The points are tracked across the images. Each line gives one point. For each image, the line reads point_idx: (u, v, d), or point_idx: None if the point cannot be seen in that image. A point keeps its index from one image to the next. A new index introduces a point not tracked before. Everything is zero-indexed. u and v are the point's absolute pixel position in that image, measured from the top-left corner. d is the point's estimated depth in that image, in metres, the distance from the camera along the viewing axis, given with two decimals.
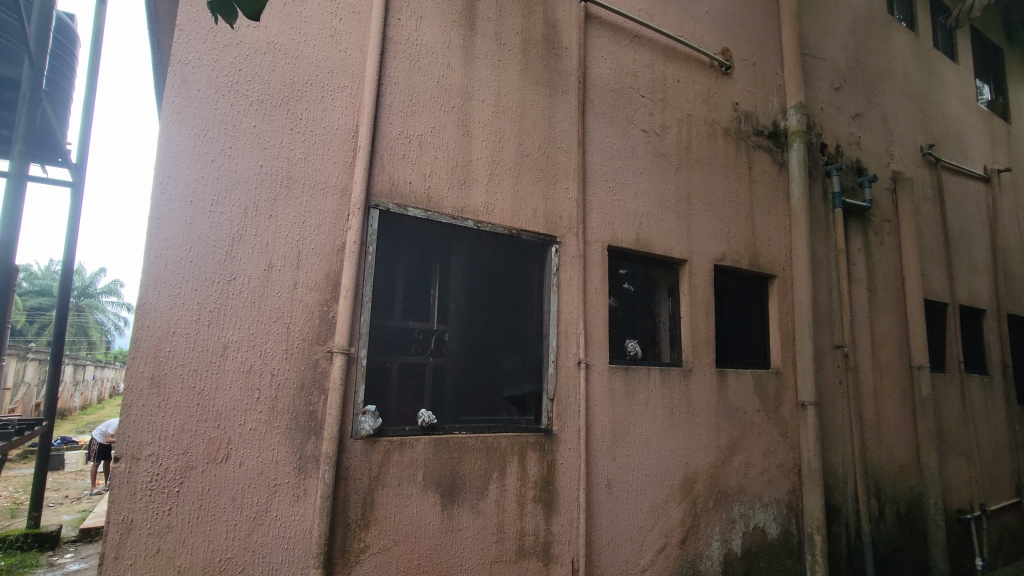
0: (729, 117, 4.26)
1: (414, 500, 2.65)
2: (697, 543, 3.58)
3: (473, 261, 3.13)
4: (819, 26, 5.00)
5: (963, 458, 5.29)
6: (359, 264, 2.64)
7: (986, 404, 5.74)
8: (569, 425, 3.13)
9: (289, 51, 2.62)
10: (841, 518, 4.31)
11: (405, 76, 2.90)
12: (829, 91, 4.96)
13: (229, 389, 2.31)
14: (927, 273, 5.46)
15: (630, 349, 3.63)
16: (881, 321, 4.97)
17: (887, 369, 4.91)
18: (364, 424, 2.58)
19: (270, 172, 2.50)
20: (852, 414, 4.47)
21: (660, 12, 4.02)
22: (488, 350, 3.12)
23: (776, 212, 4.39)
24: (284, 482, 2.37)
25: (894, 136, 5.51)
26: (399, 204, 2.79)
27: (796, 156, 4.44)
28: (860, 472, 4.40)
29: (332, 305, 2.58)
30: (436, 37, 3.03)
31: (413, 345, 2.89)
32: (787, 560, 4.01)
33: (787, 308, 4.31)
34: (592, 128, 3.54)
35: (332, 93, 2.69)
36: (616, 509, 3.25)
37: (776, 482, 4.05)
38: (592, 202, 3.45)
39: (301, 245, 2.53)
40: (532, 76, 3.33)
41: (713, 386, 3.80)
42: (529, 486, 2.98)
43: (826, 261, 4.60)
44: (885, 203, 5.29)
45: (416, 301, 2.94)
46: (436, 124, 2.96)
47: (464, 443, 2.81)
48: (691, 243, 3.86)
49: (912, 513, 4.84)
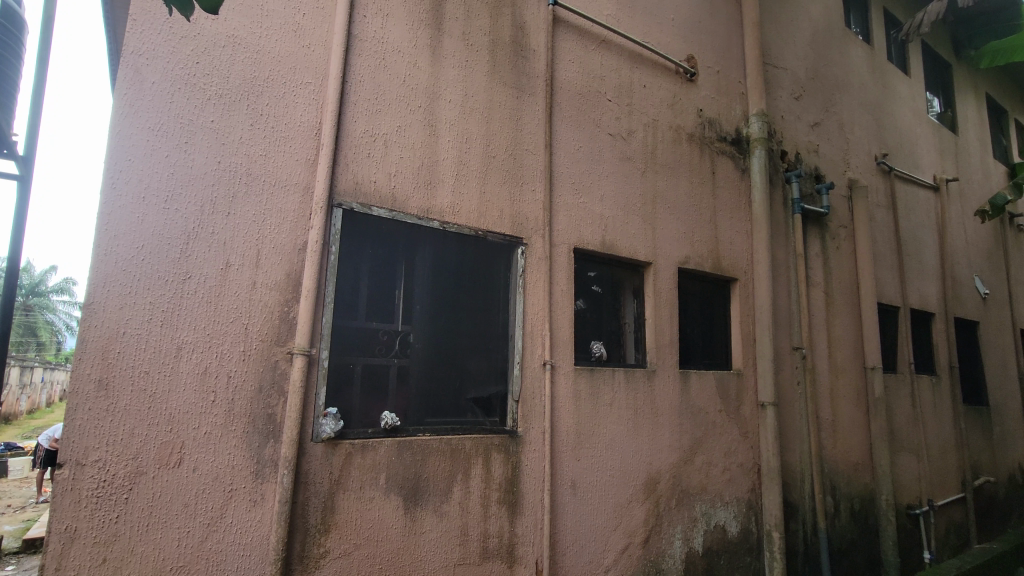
0: (694, 123, 4.35)
1: (376, 504, 2.61)
2: (659, 542, 3.63)
3: (439, 262, 3.10)
4: (780, 37, 5.15)
5: (913, 456, 5.52)
6: (320, 264, 2.60)
7: (935, 403, 6.00)
8: (534, 426, 3.14)
9: (250, 45, 2.55)
10: (798, 515, 4.44)
11: (370, 75, 2.87)
12: (789, 100, 5.11)
13: (183, 392, 2.24)
14: (881, 277, 5.68)
15: (595, 351, 3.66)
16: (837, 323, 5.14)
17: (842, 370, 5.08)
18: (325, 427, 2.54)
19: (229, 169, 2.44)
20: (809, 414, 4.62)
21: (627, 18, 4.07)
22: (454, 352, 3.10)
23: (738, 217, 4.49)
24: (241, 487, 2.31)
25: (851, 146, 5.71)
26: (363, 204, 2.75)
27: (758, 163, 4.55)
28: (816, 469, 4.54)
29: (293, 306, 2.53)
30: (402, 35, 3.00)
31: (377, 347, 2.85)
32: (746, 556, 4.10)
33: (748, 311, 4.42)
34: (559, 131, 3.56)
35: (295, 89, 2.64)
36: (580, 510, 3.27)
37: (736, 481, 4.14)
38: (559, 204, 3.47)
39: (261, 244, 2.47)
40: (500, 78, 3.33)
41: (676, 387, 3.86)
42: (493, 488, 2.97)
43: (786, 265, 4.74)
44: (842, 210, 5.48)
45: (380, 302, 2.89)
46: (402, 124, 2.93)
47: (428, 445, 2.79)
48: (656, 246, 3.92)
49: (865, 510, 5.02)
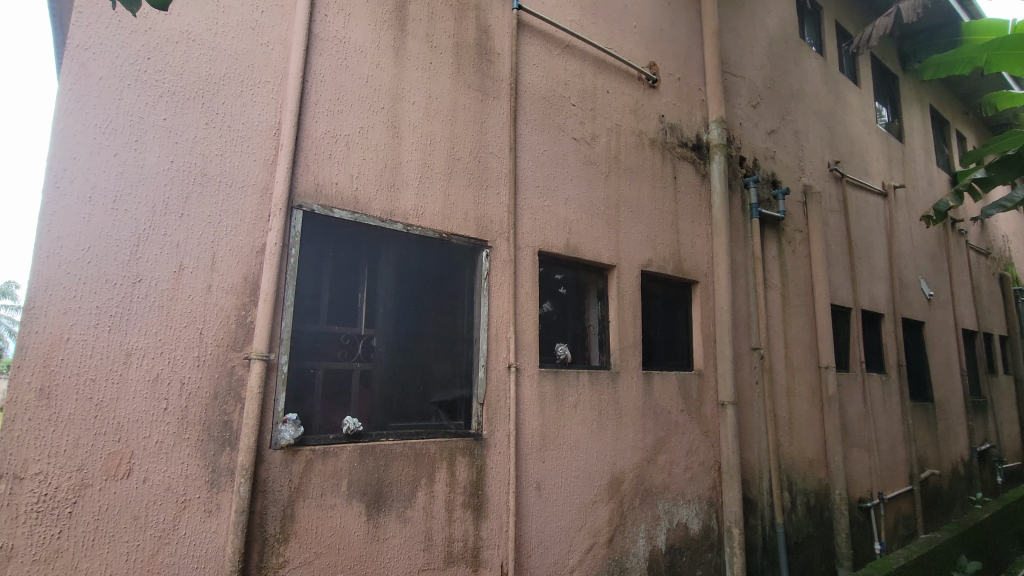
0: (656, 129, 4.43)
1: (338, 511, 2.56)
2: (624, 541, 3.67)
3: (403, 265, 3.06)
4: (738, 46, 5.30)
5: (864, 451, 5.75)
6: (279, 267, 2.54)
7: (885, 400, 6.26)
8: (499, 429, 3.15)
9: (205, 42, 2.48)
10: (757, 511, 4.56)
11: (332, 75, 2.83)
12: (747, 108, 5.26)
13: (132, 400, 2.15)
14: (834, 279, 5.90)
15: (560, 353, 3.68)
16: (794, 323, 5.32)
17: (798, 369, 5.25)
18: (285, 433, 2.49)
19: (183, 168, 2.36)
20: (767, 411, 4.76)
21: (591, 23, 4.12)
22: (418, 356, 3.08)
23: (699, 220, 4.60)
24: (195, 497, 2.24)
25: (806, 152, 5.92)
26: (324, 205, 2.70)
27: (717, 168, 4.67)
28: (773, 465, 4.69)
29: (250, 310, 2.47)
30: (365, 35, 2.97)
31: (340, 350, 2.80)
32: (707, 553, 4.20)
33: (709, 312, 4.52)
34: (523, 134, 3.58)
35: (253, 88, 2.58)
36: (545, 511, 3.28)
37: (698, 479, 4.23)
38: (524, 207, 3.49)
39: (216, 246, 2.40)
40: (464, 80, 3.33)
41: (639, 388, 3.92)
42: (458, 491, 2.97)
43: (744, 268, 4.87)
44: (797, 214, 5.67)
45: (342, 305, 2.84)
46: (365, 125, 2.90)
47: (392, 450, 2.76)
48: (619, 249, 3.97)
49: (820, 504, 5.20)
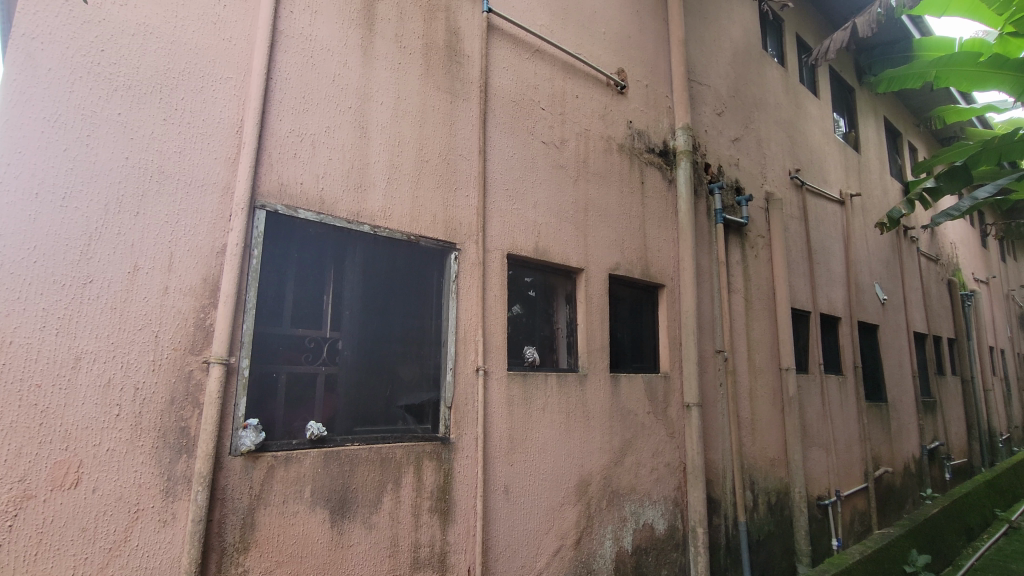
0: (624, 134, 4.49)
1: (301, 518, 2.51)
2: (591, 543, 3.70)
3: (370, 267, 3.01)
4: (704, 55, 5.43)
5: (822, 450, 5.93)
6: (241, 268, 2.48)
7: (842, 401, 6.48)
8: (466, 432, 3.14)
9: (164, 35, 2.40)
10: (721, 510, 4.66)
11: (298, 72, 2.77)
12: (712, 116, 5.39)
13: (82, 406, 2.06)
14: (794, 284, 6.08)
15: (528, 356, 3.68)
16: (756, 327, 5.46)
17: (760, 371, 5.39)
18: (245, 439, 2.42)
19: (138, 166, 2.27)
20: (730, 412, 4.86)
21: (560, 29, 4.15)
22: (385, 359, 3.03)
23: (666, 225, 4.68)
24: (149, 507, 2.15)
25: (768, 160, 6.09)
26: (289, 206, 2.65)
27: (683, 174, 4.76)
28: (736, 465, 4.79)
29: (210, 312, 2.40)
30: (332, 34, 2.92)
31: (304, 354, 2.74)
32: (672, 552, 4.26)
33: (675, 316, 4.60)
34: (493, 137, 3.57)
35: (214, 84, 2.51)
36: (512, 515, 3.28)
37: (664, 480, 4.29)
38: (493, 210, 3.49)
39: (174, 246, 2.33)
40: (433, 82, 3.31)
41: (606, 390, 3.96)
42: (425, 496, 2.94)
43: (709, 272, 4.98)
44: (760, 220, 5.82)
45: (307, 308, 2.77)
46: (332, 124, 2.85)
47: (357, 455, 2.72)
48: (587, 252, 4.01)
49: (781, 502, 5.34)
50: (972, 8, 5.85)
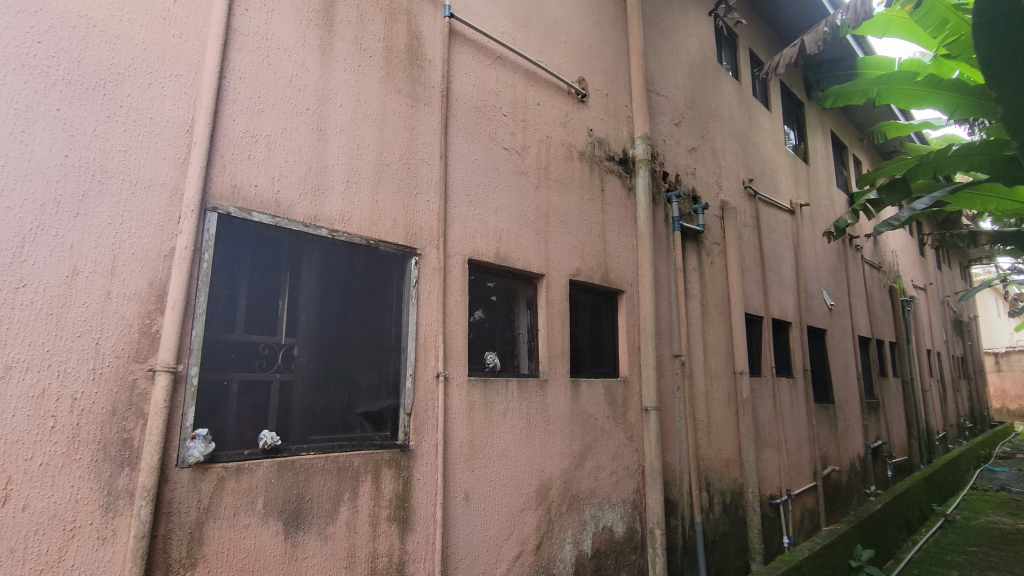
0: (585, 142, 4.56)
1: (252, 531, 2.42)
2: (551, 547, 3.71)
3: (328, 271, 2.94)
4: (662, 67, 5.57)
5: (774, 450, 6.14)
6: (190, 272, 2.40)
7: (792, 403, 6.73)
8: (426, 439, 3.12)
9: (108, 28, 2.30)
10: (678, 512, 4.75)
11: (252, 71, 2.70)
12: (669, 126, 5.53)
13: (11, 419, 1.93)
14: (747, 290, 6.29)
15: (489, 362, 3.67)
16: (711, 331, 5.62)
17: (715, 375, 5.54)
18: (193, 450, 2.33)
19: (79, 165, 2.17)
20: (687, 416, 4.98)
21: (522, 36, 4.19)
22: (343, 365, 2.97)
23: (625, 231, 4.76)
24: (86, 524, 2.04)
25: (723, 170, 6.28)
26: (242, 208, 2.59)
27: (642, 182, 4.86)
28: (692, 467, 4.90)
29: (156, 318, 2.31)
30: (289, 33, 2.86)
31: (258, 361, 2.66)
32: (631, 554, 4.32)
33: (633, 321, 4.68)
34: (454, 142, 3.57)
35: (163, 81, 2.42)
36: (472, 522, 3.26)
37: (623, 483, 4.35)
38: (454, 215, 3.48)
39: (118, 249, 2.22)
40: (394, 85, 3.28)
41: (566, 395, 3.99)
42: (383, 505, 2.89)
43: (666, 279, 5.09)
44: (715, 228, 5.99)
45: (261, 313, 2.70)
46: (288, 126, 2.79)
47: (312, 464, 2.65)
48: (548, 259, 4.04)
49: (735, 502, 5.49)
50: (910, 30, 6.20)
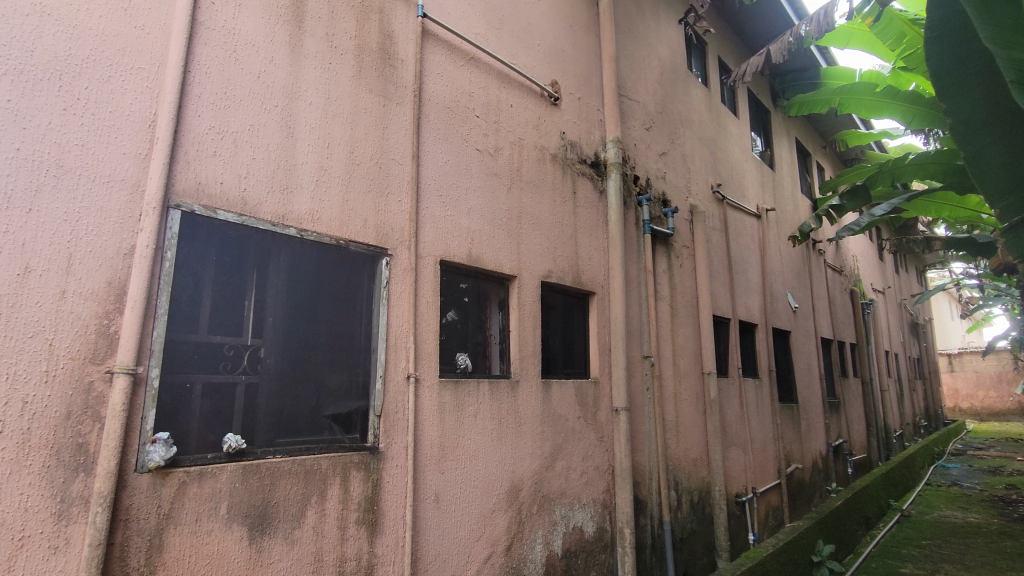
0: (557, 145, 4.59)
1: (215, 537, 2.36)
2: (521, 548, 3.72)
3: (296, 271, 2.89)
4: (633, 72, 5.65)
5: (740, 450, 6.28)
6: (152, 272, 2.33)
7: (757, 403, 6.89)
8: (396, 441, 3.09)
9: (65, 18, 2.21)
10: (647, 511, 4.82)
11: (219, 67, 2.64)
12: (640, 130, 5.61)
13: None
14: (715, 292, 6.42)
15: (460, 363, 3.66)
16: (680, 333, 5.71)
17: (684, 376, 5.64)
18: (153, 455, 2.26)
19: (32, 159, 2.08)
20: (656, 416, 5.05)
21: (496, 38, 4.20)
22: (311, 367, 2.92)
23: (597, 233, 4.80)
24: (37, 533, 1.96)
25: (692, 174, 6.40)
26: (207, 206, 2.52)
27: (613, 185, 4.92)
28: (661, 466, 4.98)
29: (114, 319, 2.23)
30: (257, 28, 2.81)
31: (222, 363, 2.60)
32: (601, 554, 4.36)
33: (604, 322, 4.73)
34: (426, 142, 3.55)
35: (124, 74, 2.35)
36: (442, 524, 3.24)
37: (593, 483, 4.39)
38: (425, 216, 3.46)
39: (74, 247, 2.14)
40: (365, 83, 3.25)
41: (537, 396, 4.01)
42: (352, 508, 2.85)
43: (637, 281, 5.16)
44: (684, 232, 6.10)
45: (226, 314, 2.63)
46: (256, 123, 2.74)
47: (279, 468, 2.60)
48: (520, 260, 4.05)
49: (703, 501, 5.59)
50: (870, 42, 6.44)
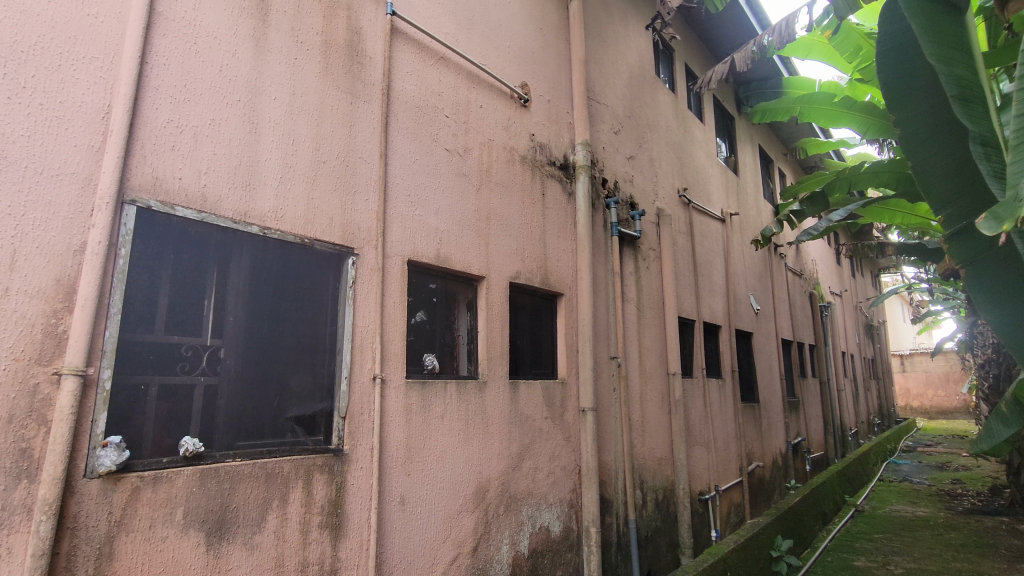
0: (527, 147, 4.60)
1: (170, 544, 2.29)
2: (487, 549, 3.72)
3: (258, 270, 2.82)
4: (602, 76, 5.72)
5: (703, 448, 6.41)
6: (104, 269, 2.25)
7: (720, 402, 7.05)
8: (361, 443, 3.05)
9: (11, 2, 2.11)
10: (612, 510, 4.88)
11: (178, 58, 2.57)
12: (609, 134, 5.68)
13: None
14: (681, 294, 6.55)
15: (427, 364, 3.63)
16: (647, 334, 5.81)
17: (649, 376, 5.73)
18: (104, 459, 2.18)
19: None
20: (622, 416, 5.12)
21: (465, 38, 4.19)
22: (274, 368, 2.86)
23: (565, 235, 4.84)
24: None
25: (659, 178, 6.51)
26: (164, 202, 2.44)
27: (582, 187, 4.97)
28: (627, 465, 5.04)
29: (64, 318, 2.15)
30: (219, 20, 2.74)
31: (180, 363, 2.52)
32: (567, 553, 4.39)
33: (572, 323, 4.77)
34: (394, 141, 3.52)
35: (76, 64, 2.26)
36: (407, 526, 3.21)
37: (560, 483, 4.42)
38: (393, 215, 3.43)
39: (19, 242, 2.05)
40: (332, 80, 3.20)
41: (505, 397, 4.01)
42: (315, 512, 2.80)
43: (604, 282, 5.23)
44: (651, 235, 6.20)
45: (184, 313, 2.55)
46: (217, 117, 2.67)
47: (239, 471, 2.54)
48: (488, 260, 4.05)
49: (667, 499, 5.69)
50: (829, 54, 6.67)
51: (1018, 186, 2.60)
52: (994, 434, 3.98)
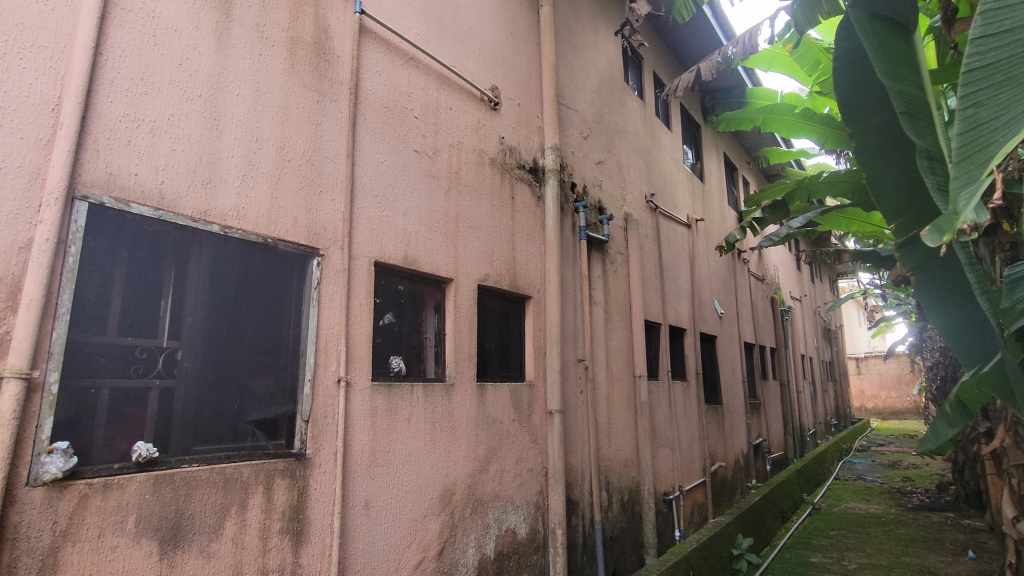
0: (496, 149, 4.61)
1: (120, 553, 2.21)
2: (453, 552, 3.70)
3: (218, 270, 2.75)
4: (572, 82, 5.78)
5: (668, 449, 6.52)
6: (51, 268, 2.16)
7: (685, 404, 7.18)
8: (324, 447, 3.00)
9: None
10: (579, 511, 4.92)
11: (135, 50, 2.48)
12: (578, 138, 5.74)
13: None
14: (647, 298, 6.66)
15: (394, 366, 3.60)
16: (614, 337, 5.88)
17: (616, 379, 5.80)
18: (49, 466, 2.09)
19: None
20: (589, 417, 5.16)
21: (435, 40, 4.17)
22: (233, 371, 2.79)
23: (534, 238, 4.86)
24: None
25: (627, 183, 6.61)
26: (118, 199, 2.36)
27: (551, 191, 5.01)
28: (593, 467, 5.08)
29: (6, 318, 2.04)
30: (179, 13, 2.66)
31: (133, 366, 2.44)
32: (533, 555, 4.40)
33: (540, 326, 4.79)
34: (362, 141, 3.48)
35: (23, 52, 2.16)
36: (371, 531, 3.17)
37: (526, 485, 4.43)
38: (359, 216, 3.38)
39: None
40: (298, 77, 3.14)
41: (472, 399, 4.00)
42: (275, 518, 2.74)
43: (572, 285, 5.27)
44: (619, 239, 6.28)
45: (138, 314, 2.47)
46: (176, 112, 2.59)
47: (195, 476, 2.47)
48: (457, 263, 4.04)
49: (632, 500, 5.77)
50: (790, 67, 6.89)
51: (957, 202, 2.74)
52: (940, 434, 4.16)
